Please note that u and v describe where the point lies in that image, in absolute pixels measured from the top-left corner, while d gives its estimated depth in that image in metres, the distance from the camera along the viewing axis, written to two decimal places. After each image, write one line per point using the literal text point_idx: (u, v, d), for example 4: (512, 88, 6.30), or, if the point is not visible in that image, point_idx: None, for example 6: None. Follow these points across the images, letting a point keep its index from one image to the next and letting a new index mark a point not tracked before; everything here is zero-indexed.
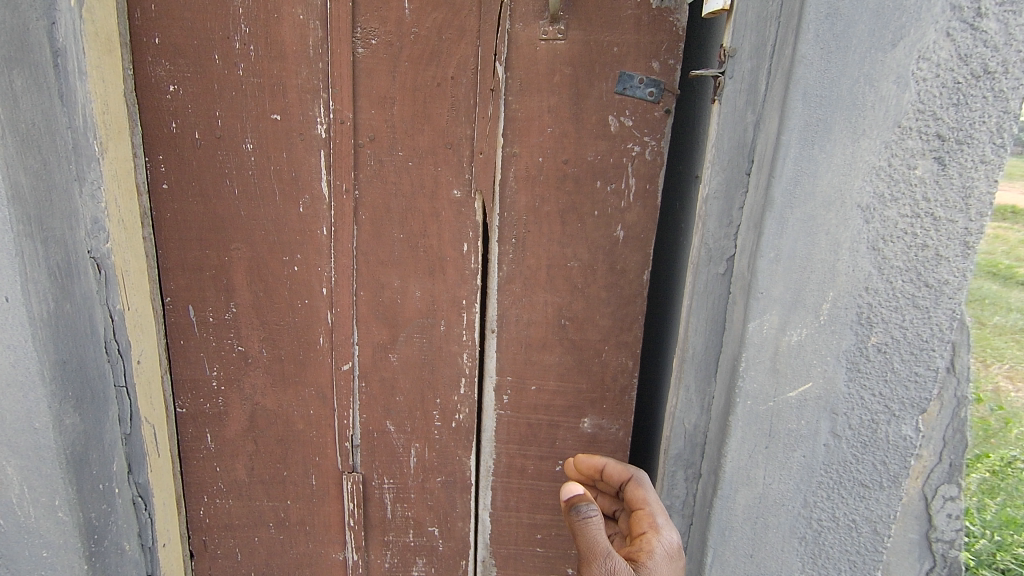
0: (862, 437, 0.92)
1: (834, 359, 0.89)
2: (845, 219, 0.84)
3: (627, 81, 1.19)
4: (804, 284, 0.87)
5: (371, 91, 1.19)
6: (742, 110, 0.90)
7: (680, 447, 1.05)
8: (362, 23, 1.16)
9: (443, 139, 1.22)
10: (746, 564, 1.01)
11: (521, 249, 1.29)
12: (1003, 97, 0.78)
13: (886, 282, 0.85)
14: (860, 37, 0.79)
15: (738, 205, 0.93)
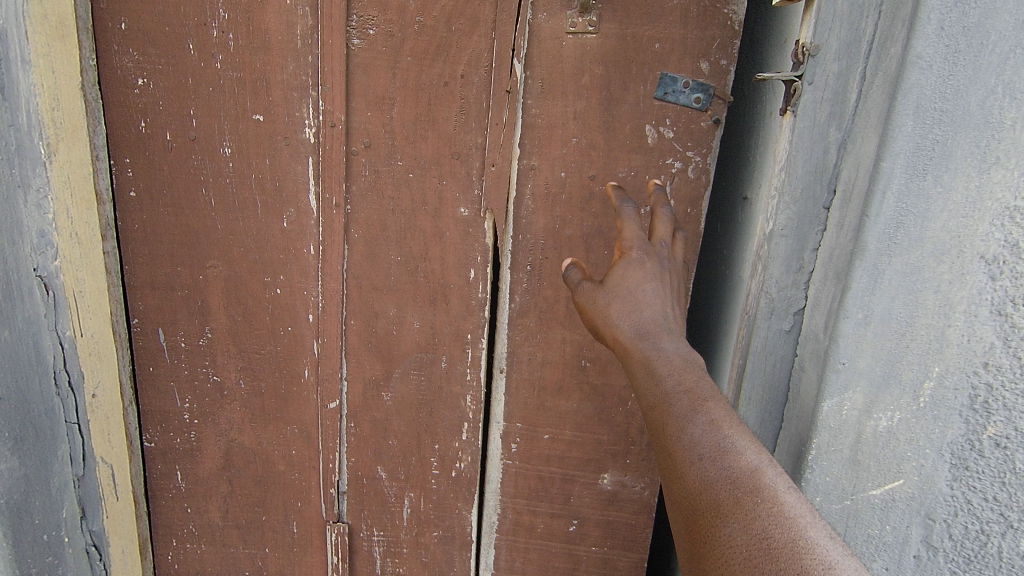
0: (966, 554, 0.67)
1: (934, 452, 0.69)
2: (960, 274, 0.65)
3: (668, 85, 1.00)
4: (899, 354, 0.70)
5: (367, 90, 1.01)
6: (823, 126, 0.74)
7: None
8: (359, 10, 0.98)
9: (450, 148, 1.04)
10: None
11: (537, 278, 1.11)
12: None
13: (1015, 360, 0.62)
14: (1001, 33, 0.60)
15: (811, 246, 0.77)
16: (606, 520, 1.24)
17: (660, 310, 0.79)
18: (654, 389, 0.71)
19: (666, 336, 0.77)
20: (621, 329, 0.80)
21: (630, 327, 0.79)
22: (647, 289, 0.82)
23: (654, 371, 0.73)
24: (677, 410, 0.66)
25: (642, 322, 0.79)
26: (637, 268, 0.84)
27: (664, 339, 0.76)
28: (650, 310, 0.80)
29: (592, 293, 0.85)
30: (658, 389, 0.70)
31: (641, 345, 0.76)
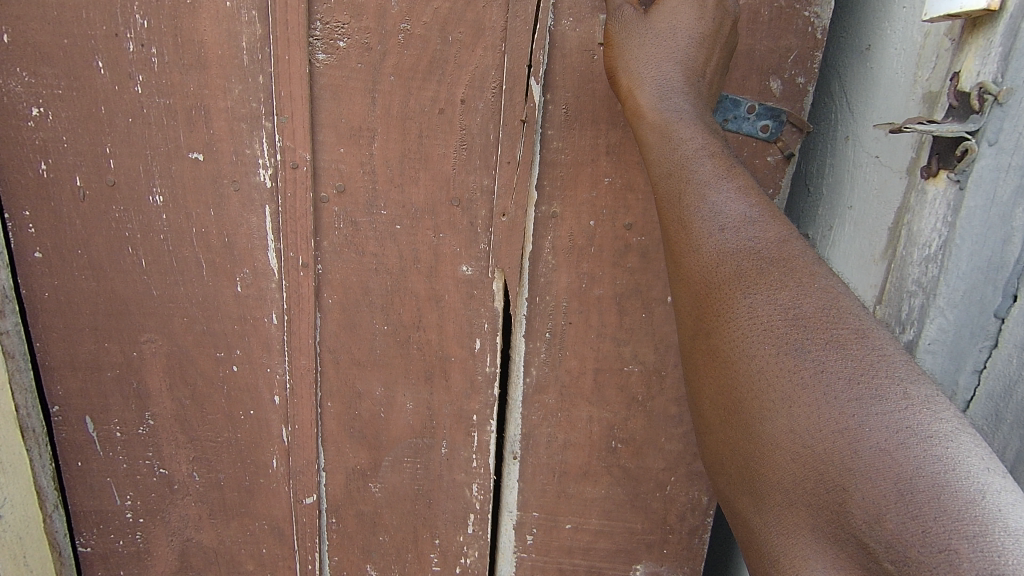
0: None
1: None
2: None
3: (729, 110, 0.77)
4: None
5: (338, 120, 0.78)
6: (1008, 205, 0.55)
7: None
8: (324, 14, 0.73)
9: (447, 192, 0.81)
10: None
11: (558, 347, 0.90)
12: None
13: None
14: None
15: (974, 360, 0.59)
16: None
17: (692, 108, 0.67)
18: (673, 179, 0.64)
19: (728, 235, 0.59)
20: (643, 77, 0.69)
21: (653, 100, 0.68)
22: (689, 36, 0.69)
23: (726, 293, 0.57)
24: (697, 177, 0.62)
25: (668, 78, 0.67)
26: (691, 8, 0.70)
27: (730, 244, 0.58)
28: (678, 58, 0.68)
29: (632, 16, 0.70)
30: (736, 331, 0.55)
31: (658, 107, 0.67)
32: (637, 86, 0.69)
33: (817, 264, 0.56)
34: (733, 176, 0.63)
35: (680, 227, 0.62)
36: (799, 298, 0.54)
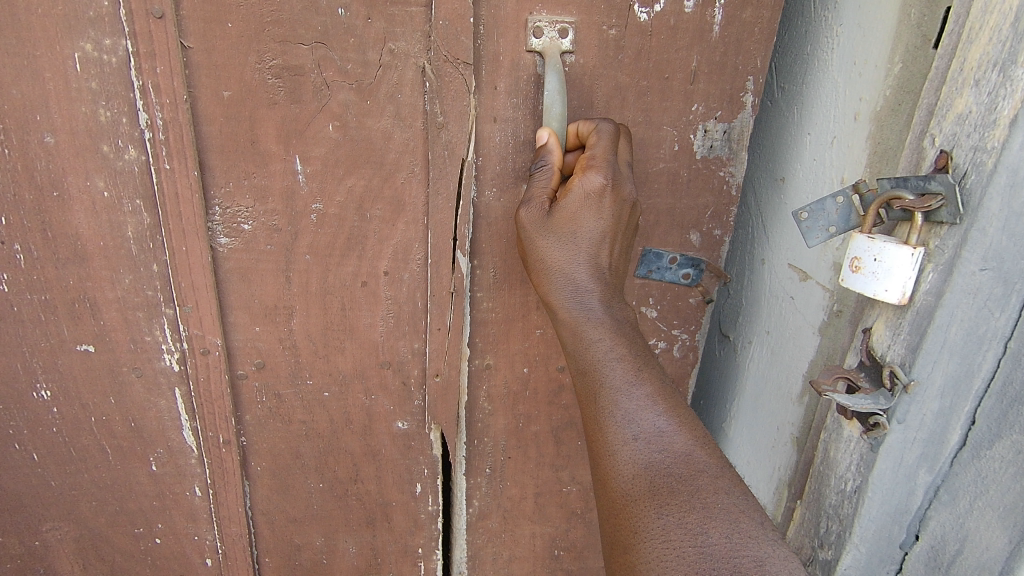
0: None
1: None
2: None
3: (653, 262, 0.79)
4: None
5: (250, 301, 0.71)
6: (913, 467, 0.61)
7: None
8: (223, 198, 0.66)
9: (377, 358, 0.77)
10: None
11: (499, 479, 0.90)
12: None
13: None
14: None
15: None
16: None
17: (602, 303, 0.65)
18: (585, 379, 0.63)
19: (638, 448, 0.58)
20: (555, 277, 0.64)
21: (564, 300, 0.65)
22: (597, 232, 0.63)
23: (638, 514, 0.55)
24: (609, 383, 0.61)
25: (578, 280, 0.64)
26: (593, 207, 0.62)
27: (641, 458, 0.57)
28: (587, 258, 0.64)
29: (532, 215, 0.64)
30: (646, 555, 0.54)
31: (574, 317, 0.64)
32: (548, 285, 0.65)
33: (722, 480, 0.56)
34: (642, 376, 0.62)
35: (595, 432, 0.61)
36: (707, 527, 0.53)
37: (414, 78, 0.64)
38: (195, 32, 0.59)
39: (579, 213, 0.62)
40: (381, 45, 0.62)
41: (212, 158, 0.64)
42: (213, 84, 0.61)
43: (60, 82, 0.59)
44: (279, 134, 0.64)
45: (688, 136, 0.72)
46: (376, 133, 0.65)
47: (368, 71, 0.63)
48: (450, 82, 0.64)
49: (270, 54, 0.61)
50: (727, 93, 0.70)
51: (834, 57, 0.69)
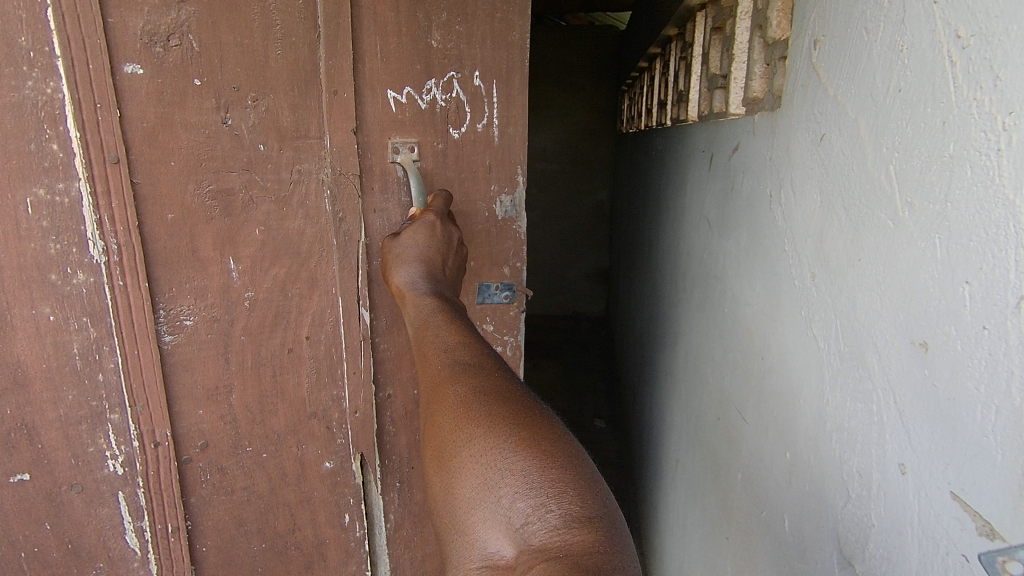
0: None
1: None
2: None
3: (484, 291, 1.15)
4: None
5: (193, 388, 0.81)
6: None
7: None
8: (167, 302, 0.77)
9: (305, 411, 0.93)
10: None
11: (408, 490, 1.09)
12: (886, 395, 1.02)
13: None
14: None
15: None
16: None
17: (430, 284, 0.84)
18: (419, 329, 0.76)
19: (447, 354, 0.68)
20: (399, 277, 0.87)
21: (405, 281, 0.85)
22: (427, 244, 0.88)
23: (441, 379, 0.64)
24: (440, 327, 0.74)
25: (415, 275, 0.86)
26: (424, 231, 0.89)
27: (447, 354, 0.68)
28: (422, 261, 0.87)
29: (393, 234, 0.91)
30: (440, 408, 0.61)
31: (410, 296, 0.83)
32: (397, 285, 0.86)
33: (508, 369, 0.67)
34: (452, 320, 0.75)
35: (428, 358, 0.69)
36: (488, 379, 0.63)
37: (317, 189, 0.87)
38: (143, 170, 0.72)
39: (414, 232, 0.89)
40: (291, 167, 0.84)
41: (158, 270, 0.76)
42: (158, 209, 0.74)
43: (10, 225, 0.66)
44: (215, 242, 0.80)
45: (492, 206, 1.09)
46: (292, 231, 0.86)
47: (284, 186, 0.84)
48: (343, 188, 0.89)
49: (206, 181, 0.77)
50: (510, 175, 1.08)
51: (1005, 161, 0.39)
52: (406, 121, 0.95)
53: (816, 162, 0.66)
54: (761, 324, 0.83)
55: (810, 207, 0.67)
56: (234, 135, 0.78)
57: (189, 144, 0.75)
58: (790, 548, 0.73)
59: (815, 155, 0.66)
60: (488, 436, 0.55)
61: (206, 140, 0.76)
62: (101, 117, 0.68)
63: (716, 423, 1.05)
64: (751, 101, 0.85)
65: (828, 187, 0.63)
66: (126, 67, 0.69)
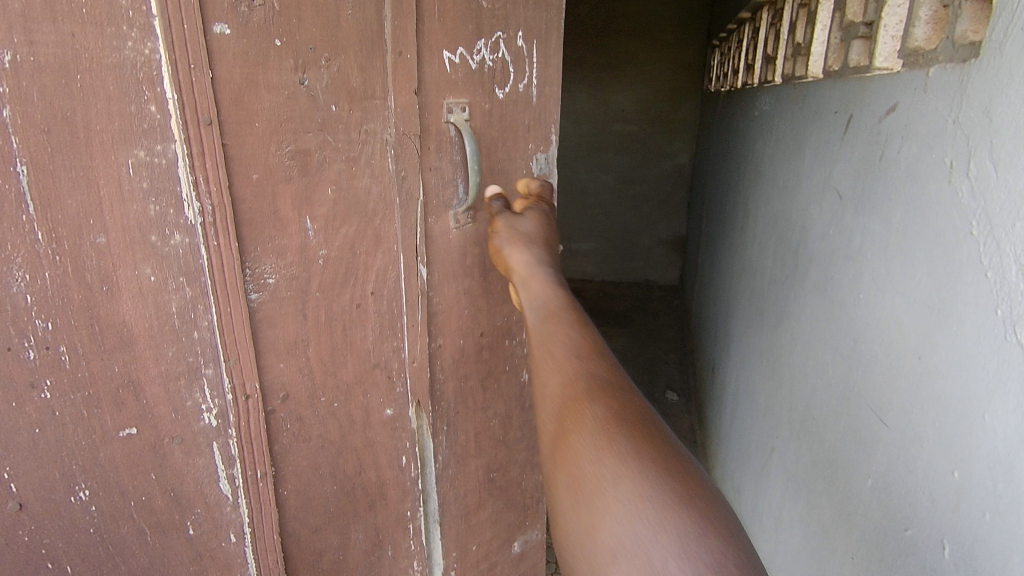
0: (792, 490, 1.49)
1: (803, 502, 1.39)
2: (847, 442, 1.13)
3: None
4: (823, 499, 1.25)
5: (277, 342, 0.85)
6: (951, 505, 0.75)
7: (780, 475, 1.62)
8: (253, 262, 0.79)
9: (369, 363, 0.98)
10: (761, 487, 1.81)
11: (452, 432, 1.18)
12: (842, 305, 1.21)
13: (811, 433, 1.37)
14: (888, 319, 0.98)
15: (857, 513, 1.05)
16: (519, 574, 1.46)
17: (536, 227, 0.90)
18: (528, 263, 0.83)
19: (557, 287, 0.76)
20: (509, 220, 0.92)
21: (508, 225, 0.90)
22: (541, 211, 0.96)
23: (552, 302, 0.73)
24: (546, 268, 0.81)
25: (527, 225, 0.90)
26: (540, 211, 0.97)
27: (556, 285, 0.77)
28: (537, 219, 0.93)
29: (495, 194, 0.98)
30: (551, 319, 0.70)
31: (520, 236, 0.87)
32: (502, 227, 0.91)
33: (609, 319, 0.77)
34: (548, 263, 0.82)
35: (518, 290, 0.80)
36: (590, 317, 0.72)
37: (382, 149, 0.89)
38: (232, 131, 0.73)
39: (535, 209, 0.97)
40: (360, 127, 0.86)
41: (245, 229, 0.78)
42: (245, 170, 0.76)
43: (114, 187, 0.66)
44: (294, 202, 0.82)
45: (529, 164, 1.13)
46: (361, 191, 0.89)
47: (354, 145, 0.86)
48: (406, 149, 0.92)
49: (287, 142, 0.79)
50: (544, 136, 1.14)
51: None
52: (459, 82, 0.97)
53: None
54: (934, 285, 0.84)
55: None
56: (311, 96, 0.80)
57: (271, 104, 0.76)
58: (935, 441, 0.80)
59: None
60: (593, 353, 0.64)
61: (286, 101, 0.77)
62: (195, 78, 0.69)
63: (869, 395, 1.04)
64: (959, 48, 0.81)
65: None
66: (216, 27, 0.69)
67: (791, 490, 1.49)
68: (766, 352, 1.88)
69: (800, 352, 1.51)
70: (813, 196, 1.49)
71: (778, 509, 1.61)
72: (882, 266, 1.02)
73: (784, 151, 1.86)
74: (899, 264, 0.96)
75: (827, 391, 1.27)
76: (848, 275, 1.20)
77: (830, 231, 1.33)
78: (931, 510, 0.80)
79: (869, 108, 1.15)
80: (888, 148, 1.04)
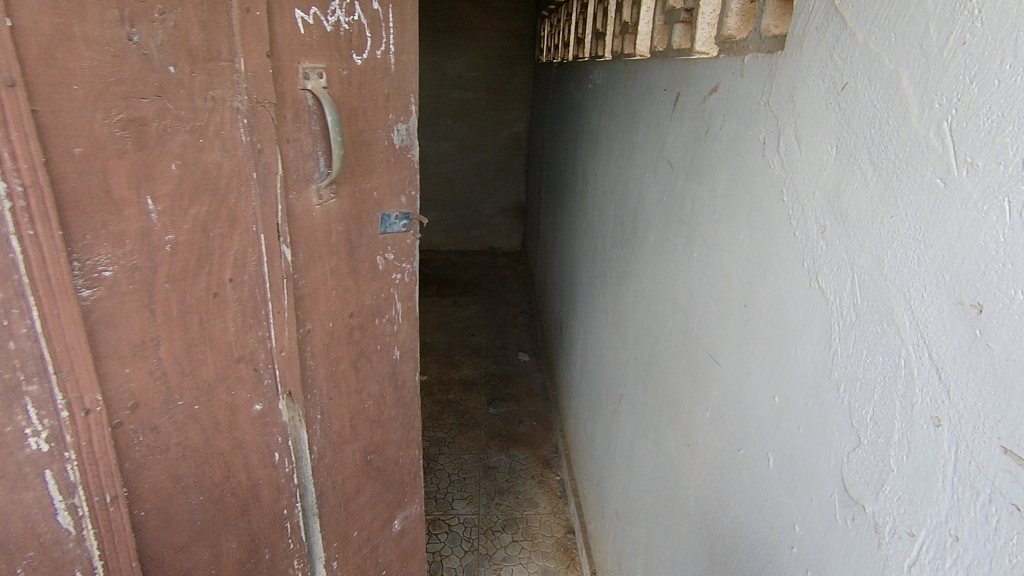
0: (641, 430, 1.68)
1: (651, 441, 1.59)
2: (687, 382, 1.30)
3: (386, 221, 1.15)
4: (668, 436, 1.44)
5: (120, 345, 0.74)
6: (773, 424, 0.92)
7: (630, 418, 1.81)
8: (81, 252, 0.68)
9: (232, 357, 0.88)
10: (612, 432, 2.02)
11: (327, 420, 1.12)
12: (679, 263, 1.39)
13: (655, 377, 1.55)
14: (717, 274, 1.15)
15: (697, 441, 1.23)
16: (401, 551, 1.46)
17: None
18: None
19: None
20: None
21: None
22: None
23: None
24: None
25: None
26: None
27: None
28: None
29: None
30: None
31: None
32: None
33: None
34: None
35: None
36: None
37: (232, 118, 0.80)
38: (43, 95, 0.62)
39: None
40: (204, 94, 0.76)
41: (70, 215, 0.66)
42: (64, 143, 0.64)
43: None
44: (130, 180, 0.71)
45: (391, 135, 1.11)
46: (210, 165, 0.79)
47: (198, 114, 0.76)
48: (261, 118, 0.84)
49: (116, 108, 0.68)
50: (405, 106, 1.12)
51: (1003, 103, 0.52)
52: (314, 45, 0.90)
53: (834, 109, 0.78)
54: (754, 244, 1.00)
55: (824, 152, 0.80)
56: (144, 55, 0.69)
57: (92, 63, 0.65)
58: (759, 372, 0.97)
59: (831, 101, 0.79)
60: None
61: (113, 60, 0.66)
62: None
63: (703, 342, 1.21)
64: (766, 39, 0.97)
65: (850, 136, 0.75)
66: None
67: (642, 432, 1.69)
68: (612, 310, 2.07)
69: (643, 308, 1.70)
70: (648, 168, 1.65)
71: (629, 450, 1.81)
72: (711, 230, 1.19)
73: (619, 123, 2.02)
74: (724, 227, 1.13)
75: (669, 340, 1.45)
76: (682, 238, 1.37)
77: (665, 198, 1.50)
78: (759, 429, 0.97)
79: (695, 91, 1.31)
80: (712, 126, 1.20)
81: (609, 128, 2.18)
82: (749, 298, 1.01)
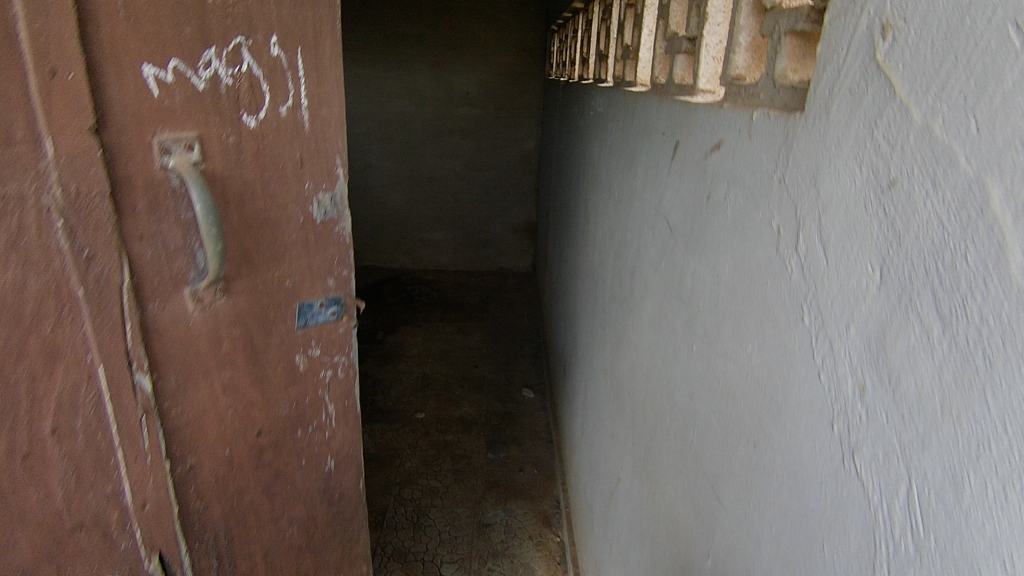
0: (638, 529, 1.44)
1: (647, 549, 1.34)
2: (687, 503, 1.06)
3: (306, 313, 0.93)
4: (665, 556, 1.19)
5: None
6: None
7: (627, 507, 1.57)
8: None
9: (62, 526, 0.69)
10: (610, 514, 1.77)
11: (226, 564, 0.92)
12: (678, 350, 1.14)
13: (653, 475, 1.31)
14: (722, 385, 0.91)
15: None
16: None
17: None
18: None
19: None
20: None
21: None
22: None
23: None
24: None
25: None
26: None
27: None
28: None
29: None
30: None
31: None
32: None
33: None
34: None
35: None
36: None
37: (38, 222, 0.60)
38: None
39: None
40: None
41: None
42: None
43: None
44: None
45: (309, 207, 0.89)
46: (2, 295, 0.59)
47: None
48: (83, 218, 0.63)
49: None
50: (326, 168, 0.90)
51: None
52: (174, 109, 0.69)
53: (875, 215, 0.54)
54: (766, 364, 0.76)
55: (862, 274, 0.56)
56: None
57: None
58: (772, 542, 0.72)
59: (871, 203, 0.55)
60: None
61: None
62: None
63: (708, 463, 0.97)
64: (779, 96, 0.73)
65: (901, 264, 0.50)
66: None
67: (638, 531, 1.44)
68: (611, 372, 1.83)
69: (642, 385, 1.45)
70: (645, 222, 1.41)
71: (626, 546, 1.56)
72: (714, 323, 0.95)
73: (617, 161, 1.79)
74: (730, 327, 0.89)
75: (667, 437, 1.20)
76: (682, 320, 1.13)
77: (663, 265, 1.26)
78: None
79: (694, 143, 1.06)
80: (713, 193, 0.96)
81: (607, 165, 1.94)
82: (761, 434, 0.77)
